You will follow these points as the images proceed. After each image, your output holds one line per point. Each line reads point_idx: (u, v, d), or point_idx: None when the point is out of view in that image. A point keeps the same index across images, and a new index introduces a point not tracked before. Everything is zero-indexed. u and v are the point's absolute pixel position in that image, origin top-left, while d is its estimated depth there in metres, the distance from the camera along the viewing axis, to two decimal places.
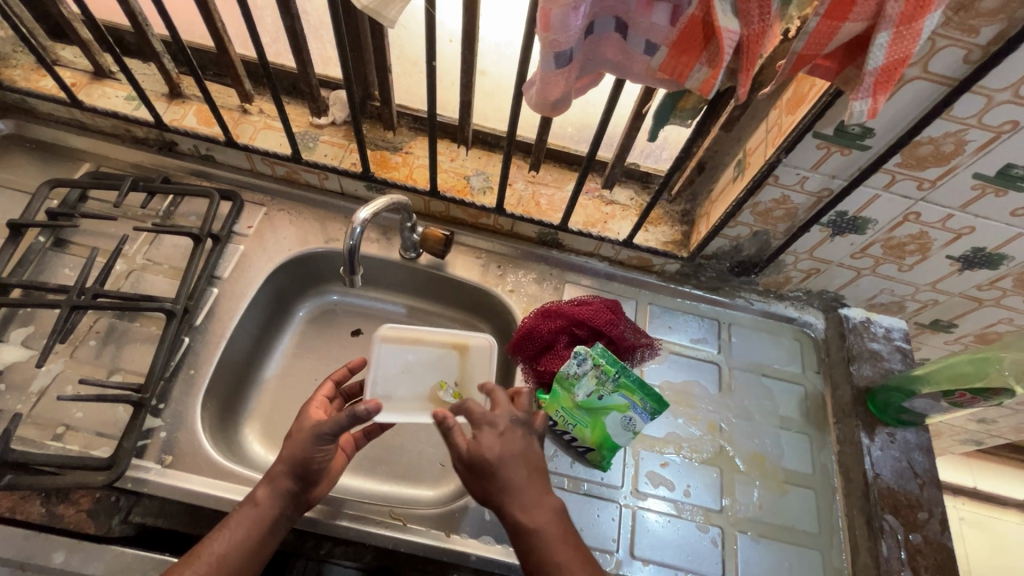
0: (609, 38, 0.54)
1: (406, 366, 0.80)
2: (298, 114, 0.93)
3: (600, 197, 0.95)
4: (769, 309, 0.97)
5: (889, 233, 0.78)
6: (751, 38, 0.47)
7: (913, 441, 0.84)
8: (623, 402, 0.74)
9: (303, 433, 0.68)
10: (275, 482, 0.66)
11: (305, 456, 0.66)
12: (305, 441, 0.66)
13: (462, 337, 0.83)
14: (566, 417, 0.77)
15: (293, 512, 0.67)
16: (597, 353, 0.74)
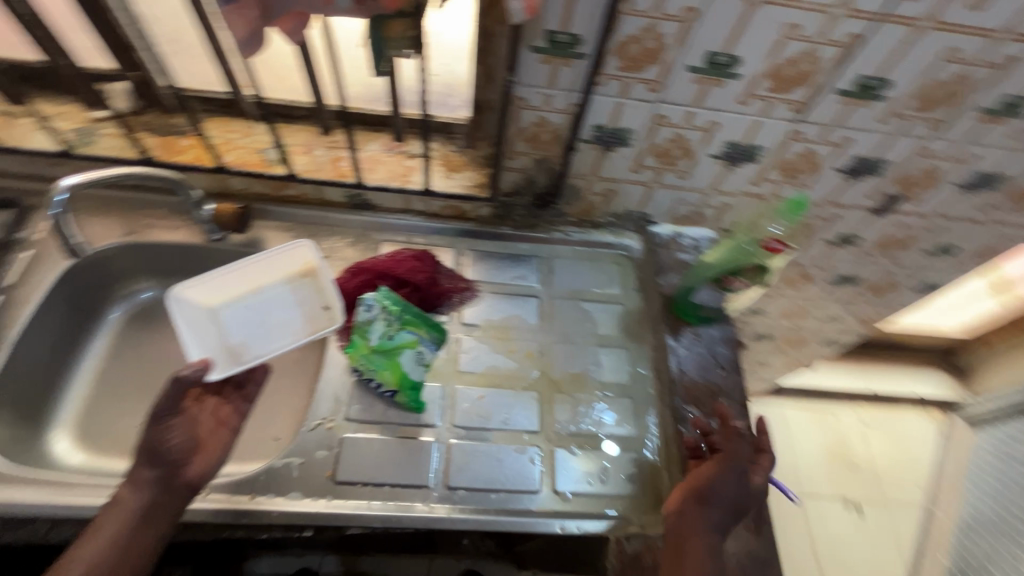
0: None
1: (255, 314, 0.86)
2: (73, 110, 0.91)
3: (402, 152, 0.95)
4: (587, 239, 1.00)
5: (650, 141, 0.82)
6: None
7: (718, 336, 0.91)
8: (412, 339, 0.79)
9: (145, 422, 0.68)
10: (136, 479, 0.64)
11: (157, 443, 0.66)
12: (148, 426, 0.68)
13: (301, 262, 0.88)
14: (367, 365, 0.80)
15: (170, 501, 0.65)
16: (382, 297, 0.80)
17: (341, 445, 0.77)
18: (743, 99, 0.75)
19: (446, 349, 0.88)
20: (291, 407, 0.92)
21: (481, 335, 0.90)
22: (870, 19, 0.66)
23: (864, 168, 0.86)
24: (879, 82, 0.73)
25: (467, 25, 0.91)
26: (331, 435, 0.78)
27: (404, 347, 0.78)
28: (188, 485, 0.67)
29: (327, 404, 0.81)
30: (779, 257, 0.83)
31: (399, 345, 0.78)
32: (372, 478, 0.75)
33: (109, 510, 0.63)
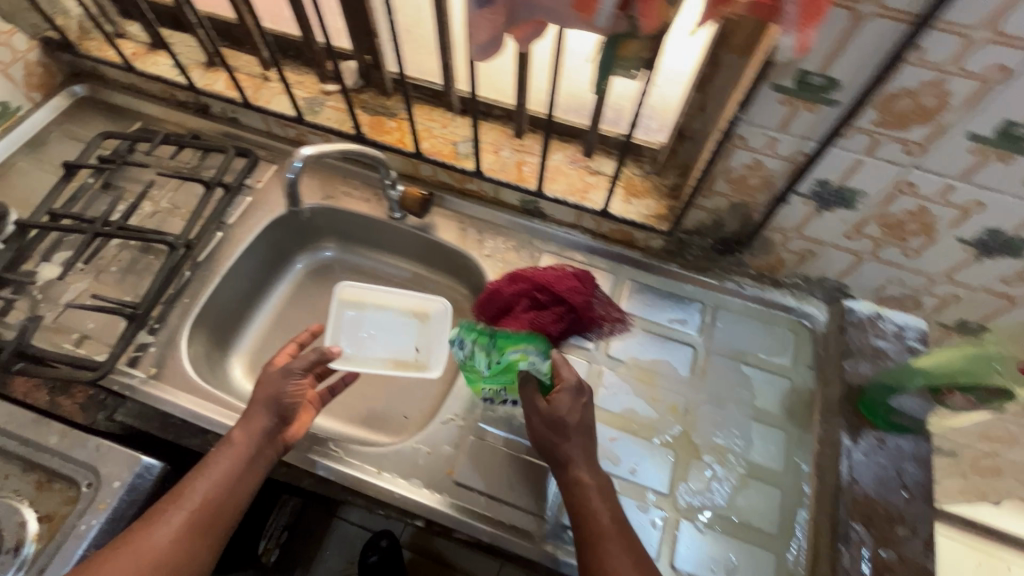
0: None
1: (380, 324, 0.91)
2: (309, 81, 1.01)
3: (585, 167, 0.93)
4: (761, 296, 0.91)
5: (882, 207, 0.69)
6: None
7: (908, 450, 0.74)
8: (519, 355, 0.72)
9: (271, 380, 0.77)
10: (253, 422, 0.73)
11: (269, 395, 0.75)
12: (275, 378, 0.77)
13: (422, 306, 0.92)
14: (494, 391, 0.78)
15: (262, 437, 0.72)
16: (463, 331, 0.76)
17: (468, 446, 0.78)
18: None
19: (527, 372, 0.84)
20: (425, 391, 0.95)
21: (624, 373, 0.85)
22: None
23: None
24: None
25: (694, 54, 0.76)
26: (461, 434, 0.79)
27: (516, 364, 0.73)
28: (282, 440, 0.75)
29: (462, 401, 0.82)
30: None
31: (511, 364, 0.73)
32: (491, 491, 0.74)
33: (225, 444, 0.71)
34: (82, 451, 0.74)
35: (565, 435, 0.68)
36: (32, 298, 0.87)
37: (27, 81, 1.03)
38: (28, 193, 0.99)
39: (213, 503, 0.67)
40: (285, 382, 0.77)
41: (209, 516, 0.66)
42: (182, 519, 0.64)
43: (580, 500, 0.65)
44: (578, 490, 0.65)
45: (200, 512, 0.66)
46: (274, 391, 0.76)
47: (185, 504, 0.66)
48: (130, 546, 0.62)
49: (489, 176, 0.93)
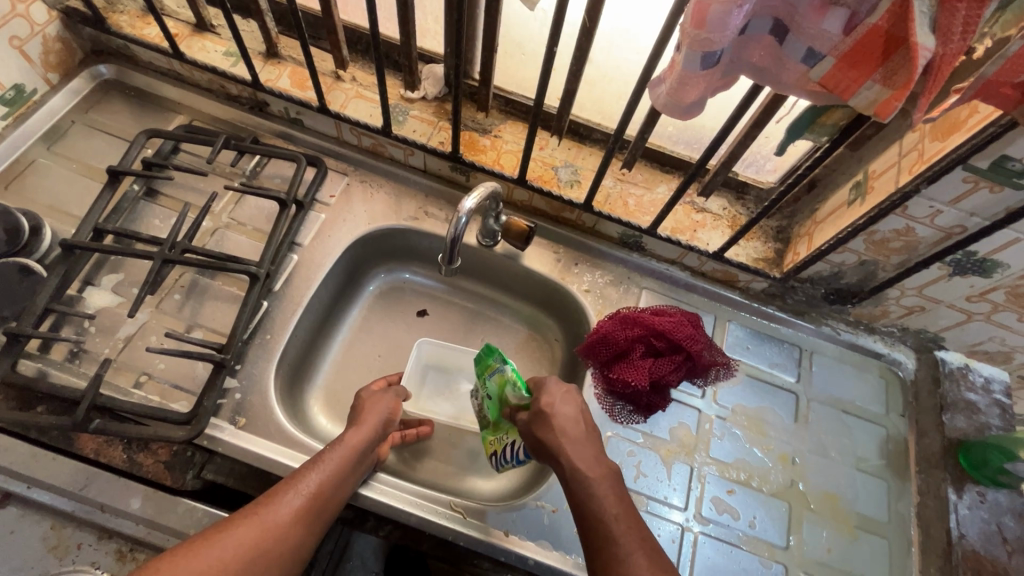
0: (793, 65, 0.50)
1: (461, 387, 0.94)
2: (391, 86, 0.91)
3: (691, 204, 0.90)
4: (856, 342, 0.92)
5: (1021, 279, 0.70)
6: (945, 58, 0.42)
7: (1005, 504, 0.78)
8: (496, 376, 0.78)
9: (378, 397, 0.76)
10: (365, 427, 0.70)
11: (381, 410, 0.74)
12: (383, 398, 0.76)
13: None
14: (496, 439, 0.79)
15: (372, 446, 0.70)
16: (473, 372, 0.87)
17: None
18: None
19: (642, 432, 0.81)
20: None
21: (733, 421, 0.84)
22: None
23: None
24: None
25: None
26: None
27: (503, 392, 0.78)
28: (375, 455, 0.73)
29: None
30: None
31: (496, 390, 0.78)
32: None
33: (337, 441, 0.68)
34: (173, 517, 0.66)
35: (559, 432, 0.67)
36: (82, 330, 0.75)
37: (44, 59, 0.87)
38: (55, 198, 0.84)
39: (325, 498, 0.62)
40: (390, 401, 0.77)
41: (318, 509, 0.61)
42: (299, 506, 0.59)
43: (579, 499, 0.62)
44: (575, 486, 0.63)
45: (311, 502, 0.60)
46: (386, 406, 0.75)
47: (301, 491, 0.60)
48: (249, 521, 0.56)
49: (596, 209, 0.88)
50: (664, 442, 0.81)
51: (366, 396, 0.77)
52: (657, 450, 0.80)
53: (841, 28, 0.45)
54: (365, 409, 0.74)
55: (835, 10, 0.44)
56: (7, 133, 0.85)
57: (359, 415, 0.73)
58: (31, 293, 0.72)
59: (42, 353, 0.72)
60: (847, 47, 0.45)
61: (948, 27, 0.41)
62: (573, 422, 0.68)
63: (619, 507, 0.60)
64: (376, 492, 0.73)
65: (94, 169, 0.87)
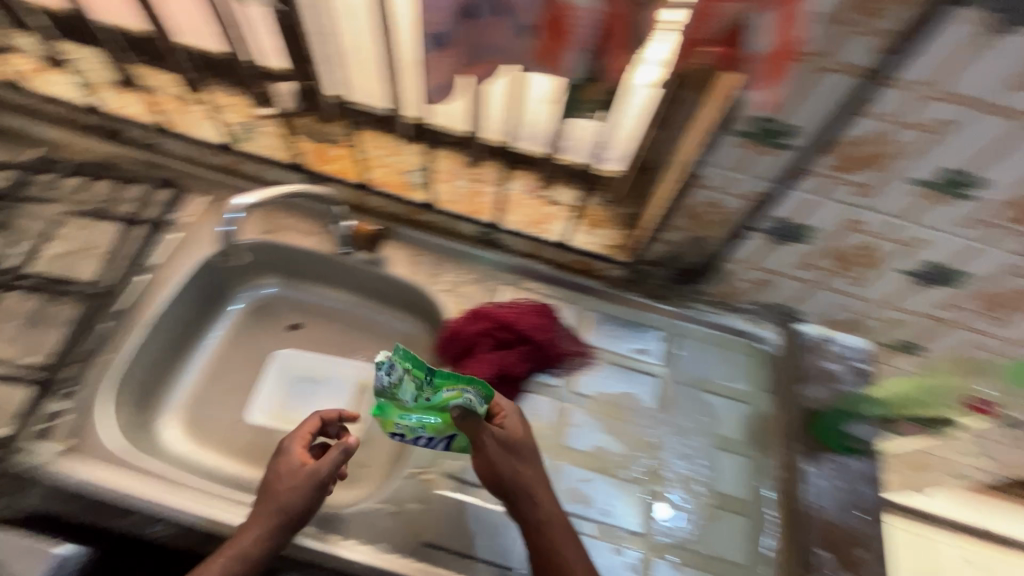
0: (519, 42, 0.52)
1: (326, 394, 0.91)
2: (240, 103, 0.93)
3: (543, 197, 0.91)
4: (719, 322, 0.92)
5: (835, 242, 0.71)
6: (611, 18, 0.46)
7: (858, 470, 0.78)
8: (455, 393, 0.63)
9: (290, 477, 0.66)
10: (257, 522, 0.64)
11: (287, 500, 0.64)
12: (299, 486, 0.65)
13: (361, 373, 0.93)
14: (410, 427, 0.65)
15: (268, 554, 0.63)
16: (398, 358, 0.60)
17: (435, 502, 0.73)
18: (965, 222, 0.63)
19: None
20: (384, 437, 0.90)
21: (591, 409, 0.83)
22: None
23: None
24: None
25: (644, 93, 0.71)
26: (426, 488, 0.74)
27: (444, 404, 0.64)
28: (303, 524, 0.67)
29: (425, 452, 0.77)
30: (977, 421, 0.72)
31: (445, 401, 0.64)
32: (462, 549, 0.71)
33: (230, 542, 0.63)
34: None
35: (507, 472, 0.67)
36: None
37: None
38: None
39: None
40: (296, 480, 0.66)
41: None
42: None
43: (540, 546, 0.64)
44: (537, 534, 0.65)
45: None
46: (304, 500, 0.65)
47: None
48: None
49: (443, 209, 0.90)
50: None
51: (278, 477, 0.66)
52: None
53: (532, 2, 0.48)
54: (274, 499, 0.64)
55: None
56: None
57: (267, 503, 0.65)
58: None
59: None
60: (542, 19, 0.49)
61: None
62: (531, 459, 0.69)
63: (578, 555, 0.64)
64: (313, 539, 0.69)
65: None
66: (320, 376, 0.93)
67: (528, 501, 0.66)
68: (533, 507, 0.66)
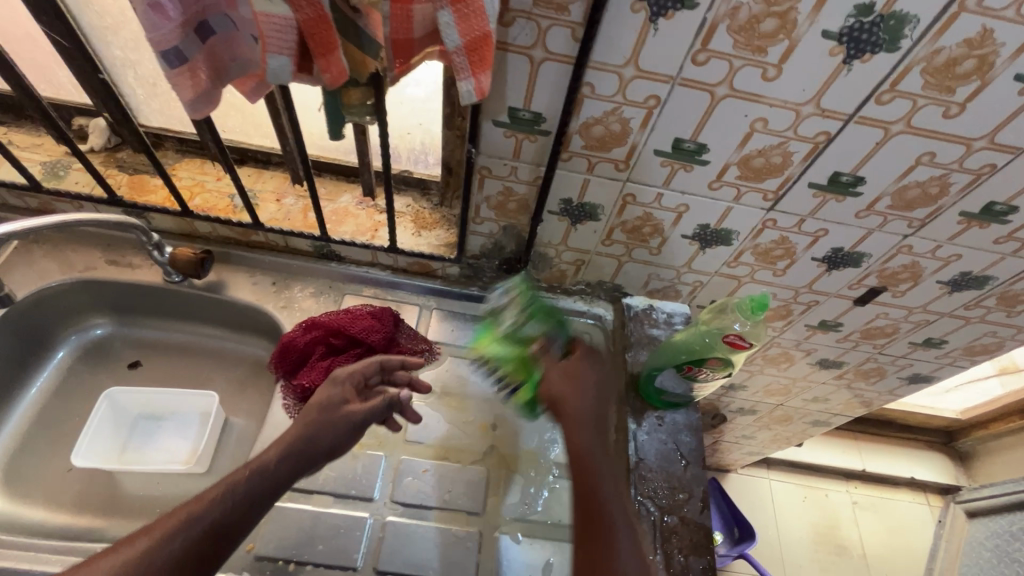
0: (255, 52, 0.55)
1: (171, 427, 0.90)
2: (49, 143, 0.91)
3: (374, 207, 0.95)
4: (557, 305, 0.98)
5: (620, 216, 0.79)
6: (307, 23, 0.46)
7: (682, 422, 0.84)
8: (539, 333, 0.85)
9: (337, 413, 0.69)
10: (269, 455, 0.62)
11: (311, 429, 0.66)
12: (336, 416, 0.68)
13: (205, 403, 0.90)
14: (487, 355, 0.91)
15: (284, 477, 0.62)
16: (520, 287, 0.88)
17: (269, 515, 0.72)
18: (712, 185, 0.72)
19: None
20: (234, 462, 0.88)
21: (434, 402, 0.86)
22: (842, 120, 0.62)
23: (841, 260, 0.82)
24: (854, 179, 0.69)
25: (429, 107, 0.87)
26: None
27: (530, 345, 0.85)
28: (316, 466, 0.66)
29: None
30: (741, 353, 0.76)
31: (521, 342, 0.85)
32: (297, 558, 0.70)
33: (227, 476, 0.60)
34: None
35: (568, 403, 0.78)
36: None
37: None
38: None
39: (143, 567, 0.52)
40: (338, 410, 0.69)
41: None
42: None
43: (585, 486, 0.70)
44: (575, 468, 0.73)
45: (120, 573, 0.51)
46: (334, 435, 0.67)
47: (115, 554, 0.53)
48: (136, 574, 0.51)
49: (272, 227, 0.90)
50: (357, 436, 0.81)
51: (326, 407, 0.69)
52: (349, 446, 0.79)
53: None
54: (306, 426, 0.66)
55: None
56: None
57: (289, 434, 0.66)
58: None
59: None
60: None
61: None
62: (586, 393, 0.79)
63: (611, 490, 0.70)
64: None
65: None
66: (162, 411, 0.91)
67: (576, 432, 0.75)
68: (577, 436, 0.75)
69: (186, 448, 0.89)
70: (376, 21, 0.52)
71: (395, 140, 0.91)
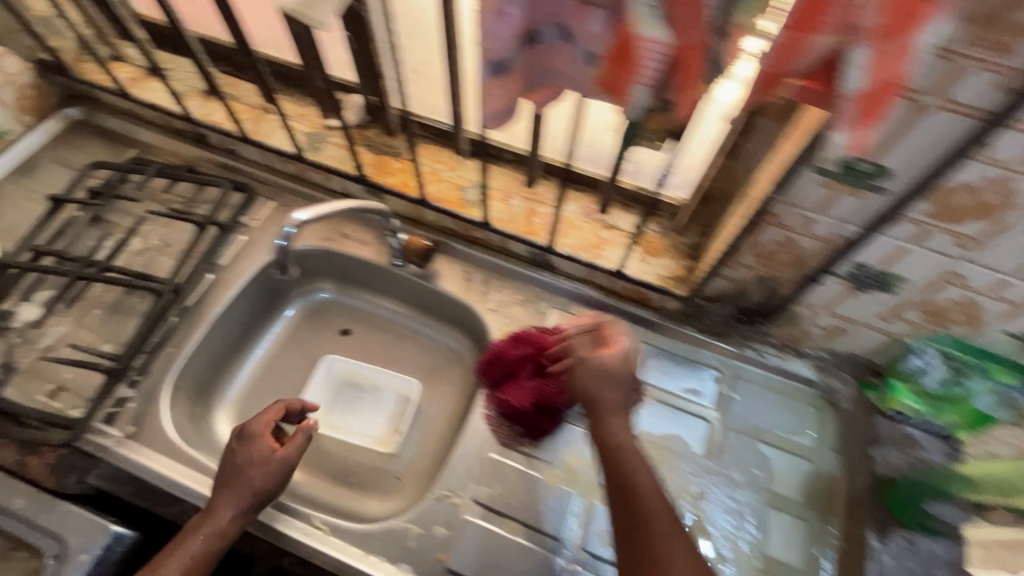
0: (581, 71, 0.49)
1: (371, 401, 0.93)
2: (313, 115, 0.97)
3: (599, 221, 0.88)
4: (783, 367, 0.85)
5: (926, 295, 0.63)
6: (684, 51, 0.40)
7: (941, 557, 0.68)
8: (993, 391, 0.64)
9: (255, 462, 0.69)
10: (217, 512, 0.66)
11: (243, 480, 0.68)
12: (273, 469, 0.70)
13: (404, 387, 0.93)
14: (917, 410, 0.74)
15: (228, 538, 0.66)
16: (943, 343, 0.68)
17: (463, 528, 0.72)
18: None
19: (532, 457, 0.77)
20: (419, 450, 0.90)
21: None
22: None
23: None
24: None
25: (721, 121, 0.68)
26: (454, 512, 0.73)
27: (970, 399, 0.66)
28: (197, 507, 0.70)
29: (457, 474, 0.76)
30: None
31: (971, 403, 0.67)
32: None
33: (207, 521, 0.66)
34: (49, 518, 0.69)
35: (598, 410, 0.65)
36: (8, 342, 0.82)
37: (18, 103, 0.99)
38: (14, 225, 0.94)
39: None
40: (262, 458, 0.70)
41: None
42: None
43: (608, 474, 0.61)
44: (619, 473, 0.60)
45: None
46: (261, 482, 0.69)
47: None
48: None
49: (496, 228, 0.88)
50: (551, 466, 0.76)
51: (229, 461, 0.69)
52: (543, 474, 0.76)
53: (603, 27, 0.44)
54: (235, 484, 0.68)
55: (593, 10, 0.44)
56: None
57: (218, 492, 0.68)
58: None
59: None
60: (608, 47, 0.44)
61: (682, 20, 0.39)
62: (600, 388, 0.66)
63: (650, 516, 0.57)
64: (374, 567, 0.69)
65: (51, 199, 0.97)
66: (367, 383, 0.94)
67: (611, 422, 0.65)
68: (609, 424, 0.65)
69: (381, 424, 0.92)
70: (744, 47, 0.42)
71: (639, 157, 0.80)
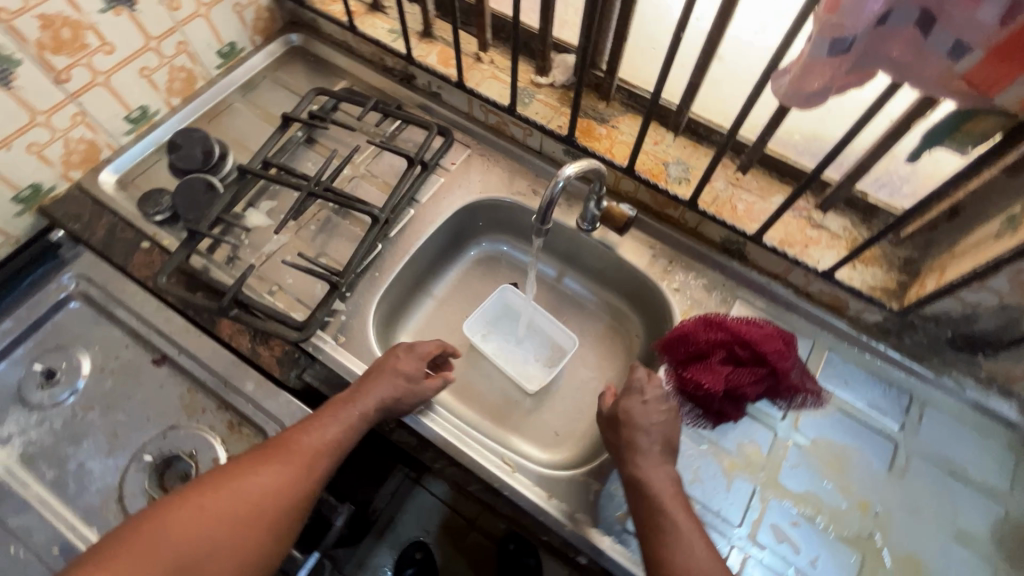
0: (935, 60, 0.48)
1: (524, 336, 0.97)
2: (524, 70, 0.98)
3: (808, 219, 0.85)
4: (983, 402, 0.80)
5: None
6: None
7: None
8: None
9: (400, 368, 0.73)
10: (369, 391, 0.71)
11: (395, 370, 0.73)
12: (414, 383, 0.73)
13: (557, 335, 0.95)
14: None
15: (370, 420, 0.70)
16: None
17: None
18: None
19: (709, 444, 0.78)
20: (577, 409, 0.92)
21: (811, 451, 0.78)
22: None
23: None
24: None
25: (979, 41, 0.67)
26: None
27: None
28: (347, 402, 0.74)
29: None
30: None
31: None
32: None
33: (357, 402, 0.70)
34: (274, 404, 0.77)
35: (625, 447, 0.71)
36: (239, 240, 0.90)
37: (254, 24, 1.06)
38: (241, 135, 1.03)
39: (316, 459, 0.65)
40: (412, 359, 0.75)
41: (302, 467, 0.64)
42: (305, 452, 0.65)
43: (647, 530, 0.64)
44: (649, 533, 0.64)
45: (303, 465, 0.64)
46: (407, 392, 0.72)
47: (281, 454, 0.64)
48: (209, 486, 0.60)
49: (700, 207, 0.87)
50: (730, 454, 0.78)
51: (387, 363, 0.74)
52: (720, 461, 0.77)
53: (996, 19, 0.43)
54: (390, 386, 0.71)
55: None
56: (218, 79, 1.05)
57: (369, 382, 0.72)
58: (208, 202, 0.88)
59: (208, 253, 0.88)
60: (1000, 38, 0.44)
61: None
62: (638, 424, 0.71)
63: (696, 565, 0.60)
64: (552, 506, 0.73)
65: (272, 116, 1.05)
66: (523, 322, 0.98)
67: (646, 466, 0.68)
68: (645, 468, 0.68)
69: (532, 359, 0.96)
70: None
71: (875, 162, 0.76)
